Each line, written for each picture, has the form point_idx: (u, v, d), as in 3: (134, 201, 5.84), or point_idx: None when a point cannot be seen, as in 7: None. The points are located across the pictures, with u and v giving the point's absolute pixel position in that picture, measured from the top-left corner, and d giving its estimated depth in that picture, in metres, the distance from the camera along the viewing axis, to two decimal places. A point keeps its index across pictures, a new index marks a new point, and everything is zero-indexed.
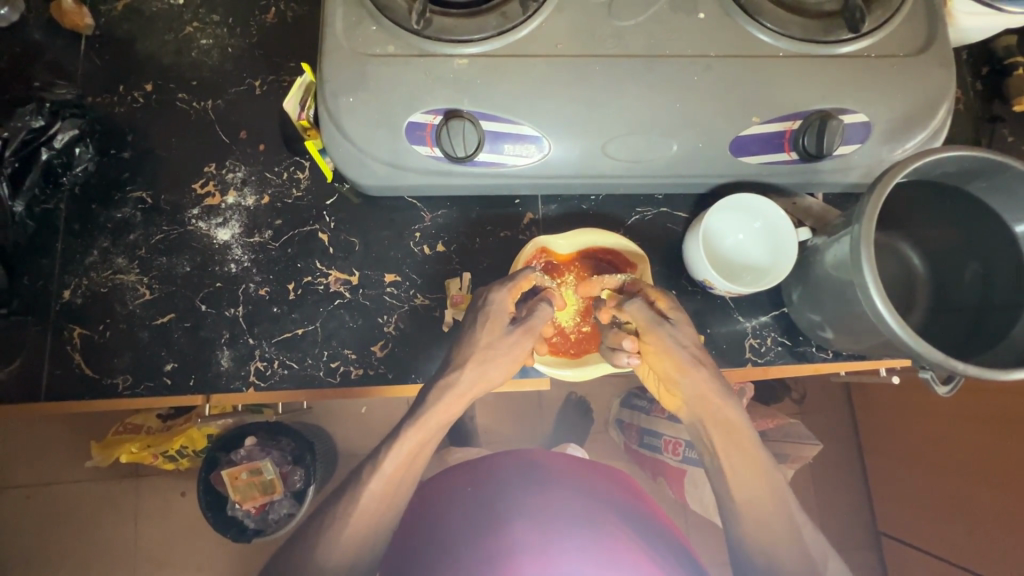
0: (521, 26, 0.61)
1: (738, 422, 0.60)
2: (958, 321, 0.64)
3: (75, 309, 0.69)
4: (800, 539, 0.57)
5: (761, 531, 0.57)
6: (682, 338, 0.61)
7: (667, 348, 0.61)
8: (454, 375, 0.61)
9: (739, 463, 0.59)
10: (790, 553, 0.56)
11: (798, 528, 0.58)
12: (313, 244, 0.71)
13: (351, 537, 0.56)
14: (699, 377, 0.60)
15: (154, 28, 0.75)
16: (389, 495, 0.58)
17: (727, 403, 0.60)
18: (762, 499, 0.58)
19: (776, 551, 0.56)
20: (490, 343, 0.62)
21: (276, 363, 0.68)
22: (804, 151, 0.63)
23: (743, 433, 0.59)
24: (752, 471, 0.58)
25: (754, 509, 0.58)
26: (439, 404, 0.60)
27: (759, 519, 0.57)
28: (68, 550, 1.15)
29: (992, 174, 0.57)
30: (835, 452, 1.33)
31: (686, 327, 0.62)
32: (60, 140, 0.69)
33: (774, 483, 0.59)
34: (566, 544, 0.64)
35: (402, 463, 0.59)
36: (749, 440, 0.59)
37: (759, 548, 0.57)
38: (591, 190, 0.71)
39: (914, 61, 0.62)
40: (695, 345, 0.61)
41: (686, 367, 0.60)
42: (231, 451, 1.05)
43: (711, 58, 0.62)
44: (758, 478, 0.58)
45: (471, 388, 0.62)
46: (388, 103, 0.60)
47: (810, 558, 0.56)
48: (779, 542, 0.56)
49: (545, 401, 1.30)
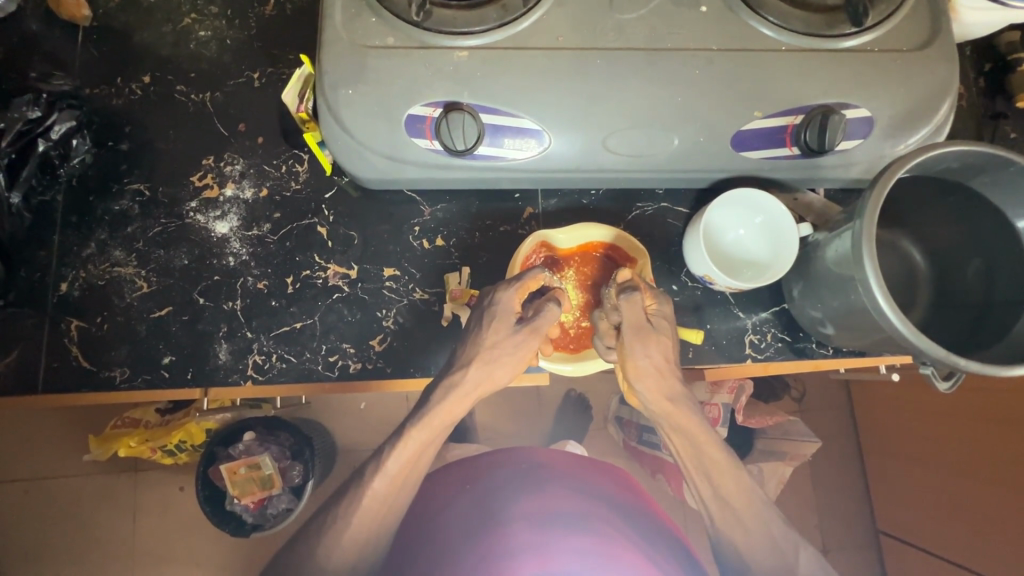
0: (522, 18, 0.60)
1: (698, 428, 0.60)
2: (959, 318, 0.63)
3: (72, 301, 0.68)
4: (773, 536, 0.59)
5: (734, 532, 0.58)
6: (648, 348, 0.60)
7: (634, 356, 0.60)
8: (459, 374, 0.61)
9: (704, 468, 0.60)
10: (762, 552, 0.58)
11: (772, 525, 0.59)
12: (312, 237, 0.71)
13: (354, 538, 0.56)
14: (655, 386, 0.60)
15: (153, 19, 0.75)
16: (390, 493, 0.58)
17: (684, 411, 0.60)
18: (733, 501, 0.59)
19: (750, 550, 0.58)
20: (496, 342, 0.61)
21: (274, 357, 0.68)
22: (806, 146, 0.62)
23: (706, 438, 0.60)
24: (717, 475, 0.59)
25: (724, 511, 0.59)
26: (444, 402, 0.60)
27: (731, 520, 0.59)
28: (66, 544, 1.15)
29: (995, 170, 0.57)
30: (834, 450, 1.33)
31: (660, 333, 0.61)
32: (57, 131, 0.68)
33: (743, 484, 0.59)
34: (563, 540, 0.63)
35: (406, 462, 0.59)
36: (710, 445, 0.60)
37: (733, 548, 0.58)
38: (592, 184, 0.71)
39: (917, 55, 0.62)
40: (662, 353, 0.60)
41: (645, 375, 0.60)
42: (230, 446, 1.04)
43: (713, 51, 0.61)
44: (727, 482, 0.59)
45: (471, 384, 0.61)
46: (387, 95, 0.60)
47: (785, 556, 0.58)
48: (752, 542, 0.58)
49: (544, 397, 1.30)
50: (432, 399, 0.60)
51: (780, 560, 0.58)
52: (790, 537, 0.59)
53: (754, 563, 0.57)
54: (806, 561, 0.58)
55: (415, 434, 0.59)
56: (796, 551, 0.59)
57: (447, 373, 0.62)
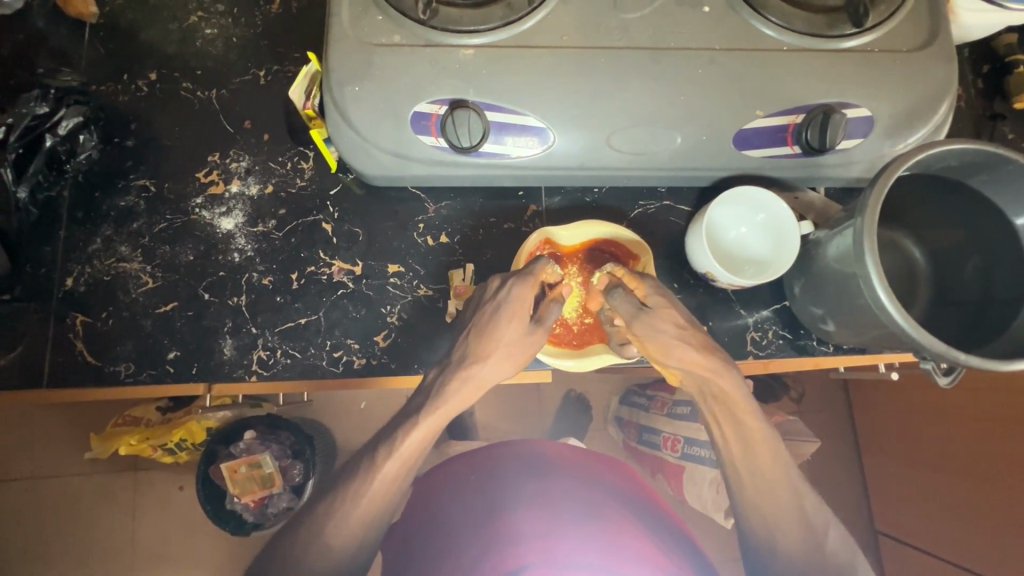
0: (526, 18, 0.61)
1: (740, 396, 0.58)
2: (959, 315, 0.64)
3: (77, 296, 0.68)
4: (805, 513, 0.56)
5: (763, 508, 0.56)
6: (659, 322, 0.59)
7: (648, 336, 0.59)
8: (449, 373, 0.59)
9: (740, 434, 0.57)
10: (791, 523, 0.55)
11: (803, 502, 0.56)
12: (316, 234, 0.71)
13: (371, 511, 0.54)
14: (689, 357, 0.58)
15: (160, 17, 0.75)
16: (405, 471, 0.55)
17: (727, 378, 0.58)
18: (765, 472, 0.56)
19: (780, 524, 0.55)
20: (480, 338, 0.60)
21: (279, 353, 0.68)
22: (808, 145, 0.63)
23: (741, 404, 0.58)
24: (753, 444, 0.57)
25: (759, 484, 0.56)
26: (458, 388, 0.58)
27: (761, 493, 0.56)
28: (60, 544, 1.14)
29: (994, 169, 0.58)
30: (833, 451, 1.34)
31: (667, 305, 0.60)
32: (64, 127, 0.69)
33: (778, 455, 0.57)
34: (567, 532, 0.61)
35: (425, 436, 0.56)
36: (747, 411, 0.58)
37: (762, 520, 0.56)
38: (596, 182, 0.71)
39: (916, 57, 0.63)
40: (678, 323, 0.59)
41: (672, 348, 0.58)
42: (232, 444, 1.04)
43: (716, 51, 0.62)
44: (762, 451, 0.57)
45: (446, 392, 0.58)
46: (394, 92, 0.60)
47: (816, 532, 0.55)
48: (782, 517, 0.55)
49: (544, 397, 1.31)
50: (442, 386, 0.58)
51: (812, 537, 0.55)
52: (821, 514, 0.56)
53: (783, 539, 0.55)
54: (837, 537, 0.55)
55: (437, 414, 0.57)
56: (826, 525, 0.56)
57: (463, 355, 0.59)
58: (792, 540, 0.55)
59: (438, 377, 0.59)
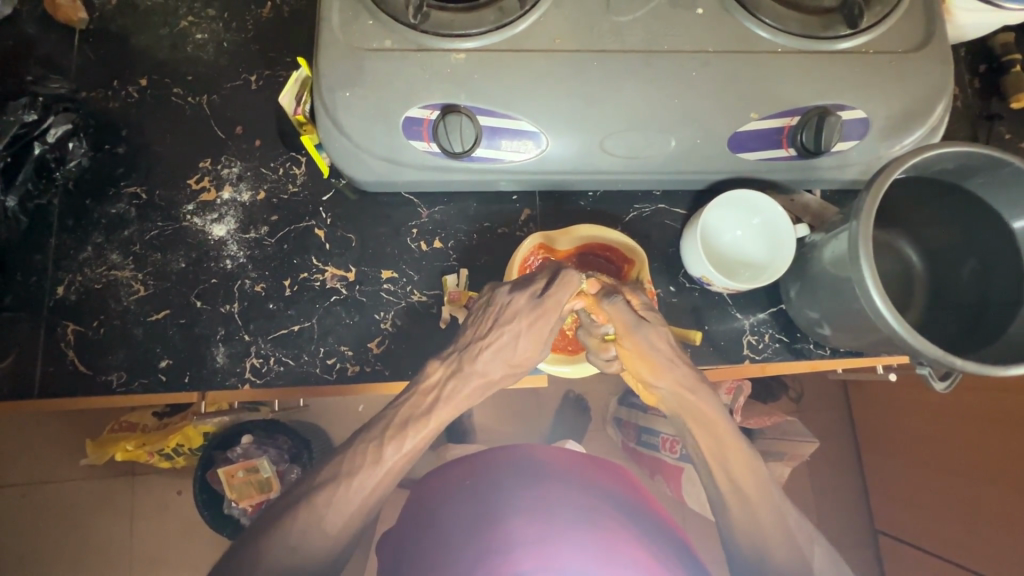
0: (518, 22, 0.61)
1: (718, 418, 0.57)
2: (956, 318, 0.64)
3: (69, 305, 0.68)
4: (792, 532, 0.55)
5: (748, 529, 0.55)
6: (653, 339, 0.58)
7: (640, 350, 0.58)
8: (458, 377, 0.58)
9: (720, 457, 0.56)
10: (779, 545, 0.54)
11: (790, 522, 0.55)
12: (310, 240, 0.71)
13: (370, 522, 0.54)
14: (677, 380, 0.57)
15: (150, 22, 0.75)
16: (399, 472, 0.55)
17: (707, 401, 0.57)
18: (749, 493, 0.55)
19: (768, 547, 0.54)
20: (491, 340, 0.58)
21: (272, 360, 0.68)
22: (803, 148, 0.63)
23: (725, 430, 0.56)
24: (734, 468, 0.56)
25: (744, 508, 0.55)
26: (467, 387, 0.58)
27: (746, 518, 0.55)
28: (58, 550, 1.14)
29: (990, 170, 0.57)
30: (833, 450, 1.34)
31: (660, 324, 0.59)
32: (53, 134, 0.69)
33: (760, 478, 0.56)
34: (562, 538, 0.62)
35: (425, 439, 0.55)
36: (729, 435, 0.56)
37: (750, 543, 0.54)
38: (591, 186, 0.71)
39: (912, 58, 0.62)
40: (669, 345, 0.58)
41: (661, 369, 0.57)
42: (229, 449, 1.05)
43: (710, 53, 0.61)
44: (744, 474, 0.55)
45: (456, 396, 0.57)
46: (385, 97, 0.60)
47: (803, 554, 0.54)
48: (770, 539, 0.54)
49: (543, 399, 1.30)
50: (454, 388, 0.57)
51: (800, 558, 0.54)
52: (806, 532, 0.56)
53: (772, 562, 0.53)
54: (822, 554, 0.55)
55: (441, 414, 0.56)
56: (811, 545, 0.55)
57: (471, 358, 0.58)
58: (781, 563, 0.53)
59: (451, 382, 0.58)
